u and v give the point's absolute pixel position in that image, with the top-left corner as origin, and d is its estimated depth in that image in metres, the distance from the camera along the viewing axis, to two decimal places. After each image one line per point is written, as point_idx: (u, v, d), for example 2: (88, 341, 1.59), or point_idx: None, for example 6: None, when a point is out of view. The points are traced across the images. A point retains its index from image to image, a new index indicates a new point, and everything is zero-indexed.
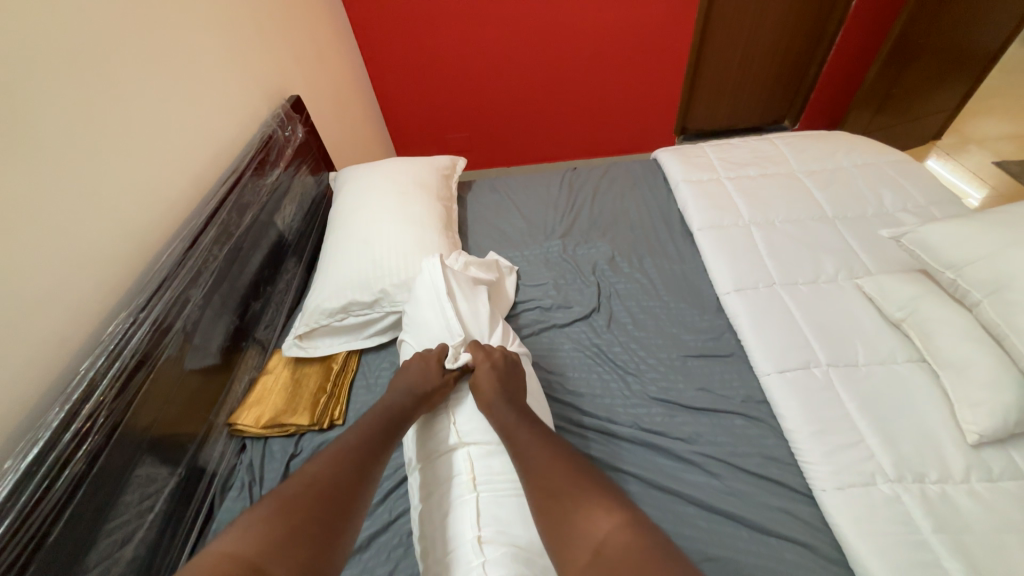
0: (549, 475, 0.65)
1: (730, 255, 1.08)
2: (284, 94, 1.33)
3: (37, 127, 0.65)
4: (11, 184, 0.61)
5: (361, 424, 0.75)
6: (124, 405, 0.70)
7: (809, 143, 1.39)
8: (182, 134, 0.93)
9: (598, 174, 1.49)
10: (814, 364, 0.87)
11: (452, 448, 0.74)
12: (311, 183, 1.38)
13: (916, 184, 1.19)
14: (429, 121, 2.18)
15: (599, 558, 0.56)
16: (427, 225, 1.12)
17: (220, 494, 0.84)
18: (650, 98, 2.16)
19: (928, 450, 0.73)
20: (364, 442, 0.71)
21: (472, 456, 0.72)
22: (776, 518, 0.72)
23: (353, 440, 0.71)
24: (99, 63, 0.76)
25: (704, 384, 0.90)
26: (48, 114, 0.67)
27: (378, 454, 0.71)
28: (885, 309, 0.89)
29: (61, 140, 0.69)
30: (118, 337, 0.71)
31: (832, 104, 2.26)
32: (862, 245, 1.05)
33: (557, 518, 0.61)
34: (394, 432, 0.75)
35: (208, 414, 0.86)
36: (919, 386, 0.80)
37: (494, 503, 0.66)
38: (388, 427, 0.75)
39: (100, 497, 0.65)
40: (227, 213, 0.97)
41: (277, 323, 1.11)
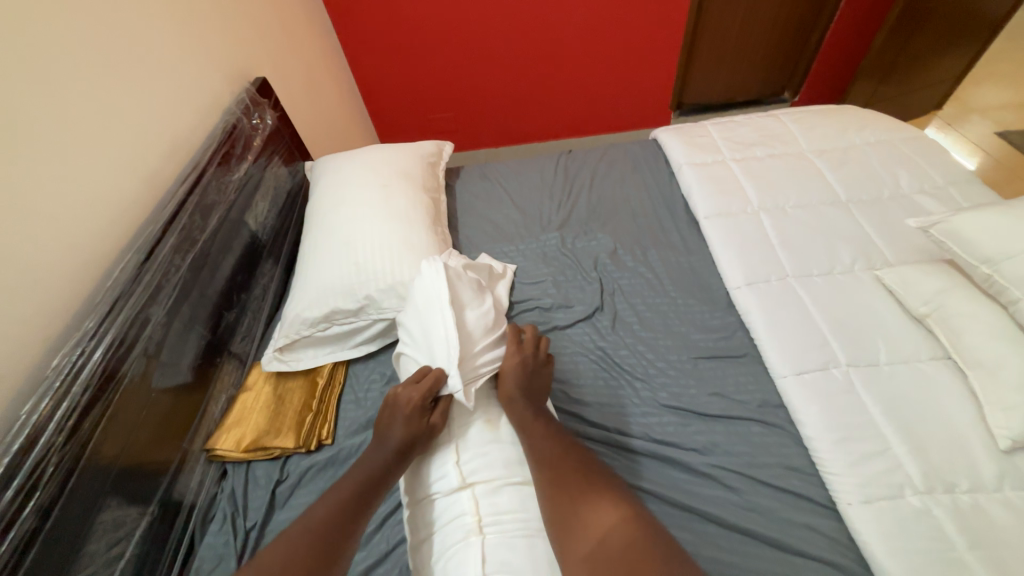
0: (575, 493, 0.62)
1: (740, 245, 1.01)
2: (249, 76, 1.20)
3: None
4: None
5: (342, 485, 0.66)
6: (79, 446, 0.62)
7: (819, 120, 1.31)
8: (130, 129, 0.82)
9: (595, 157, 1.39)
10: (834, 364, 0.82)
11: (452, 491, 0.66)
12: (286, 175, 1.27)
13: (932, 163, 1.13)
14: (411, 101, 2.04)
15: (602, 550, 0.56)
16: (415, 221, 1.03)
17: (201, 527, 0.77)
18: (645, 71, 2.04)
19: (957, 458, 0.69)
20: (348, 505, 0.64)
21: (477, 496, 0.65)
22: (799, 535, 0.68)
23: (327, 507, 0.63)
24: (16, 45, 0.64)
25: (717, 388, 0.85)
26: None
27: (356, 520, 0.63)
28: (908, 304, 0.84)
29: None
30: (65, 371, 0.63)
31: (834, 73, 2.16)
32: (878, 232, 0.99)
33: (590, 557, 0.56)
34: (376, 490, 0.67)
35: (182, 441, 0.79)
36: (945, 387, 0.76)
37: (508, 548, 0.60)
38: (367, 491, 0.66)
39: (57, 554, 0.58)
40: (189, 217, 0.87)
41: (256, 333, 1.02)
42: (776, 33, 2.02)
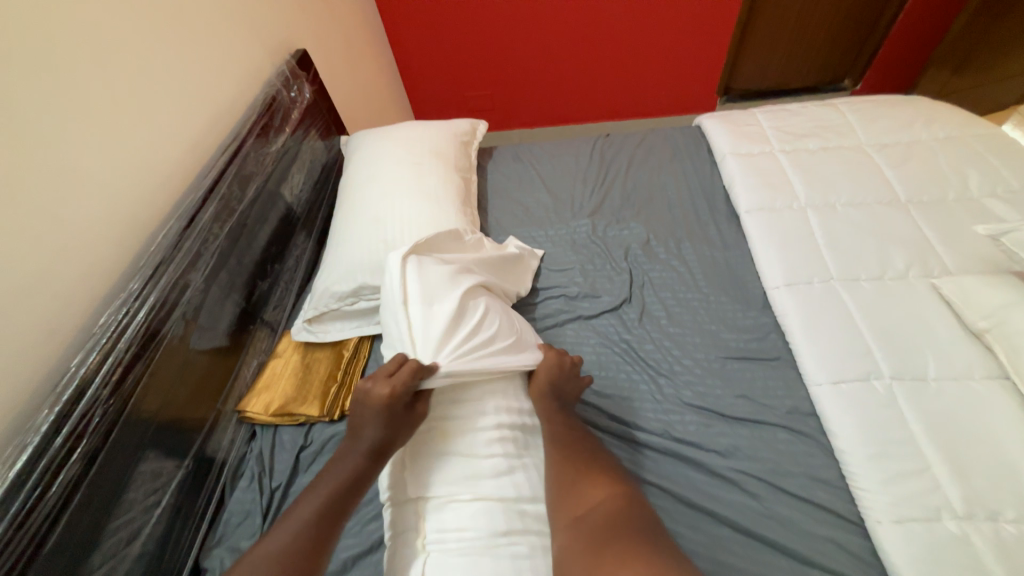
0: (581, 468, 0.66)
1: (782, 243, 0.96)
2: (290, 48, 1.21)
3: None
4: None
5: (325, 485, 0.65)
6: (121, 400, 0.66)
7: (882, 111, 1.21)
8: (175, 97, 0.84)
9: (634, 143, 1.34)
10: (875, 376, 0.77)
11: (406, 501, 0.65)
12: (321, 149, 1.28)
13: (1008, 164, 1.03)
14: (448, 77, 2.02)
15: (596, 519, 0.59)
16: (444, 201, 1.02)
17: (231, 483, 0.81)
18: (693, 53, 1.94)
19: (1006, 486, 0.64)
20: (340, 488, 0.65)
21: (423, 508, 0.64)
22: (821, 548, 0.66)
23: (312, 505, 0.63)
24: (69, 12, 0.66)
25: (745, 391, 0.82)
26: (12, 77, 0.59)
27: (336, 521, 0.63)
28: (966, 317, 0.78)
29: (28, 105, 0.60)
30: (111, 328, 0.66)
31: (902, 61, 1.99)
32: (939, 237, 0.92)
33: (565, 484, 0.64)
34: (355, 493, 0.65)
35: (216, 402, 0.83)
36: (1000, 410, 0.70)
37: (460, 563, 0.58)
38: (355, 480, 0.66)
39: (100, 498, 0.62)
40: (228, 187, 0.89)
41: (288, 303, 1.05)
42: (841, 14, 1.87)
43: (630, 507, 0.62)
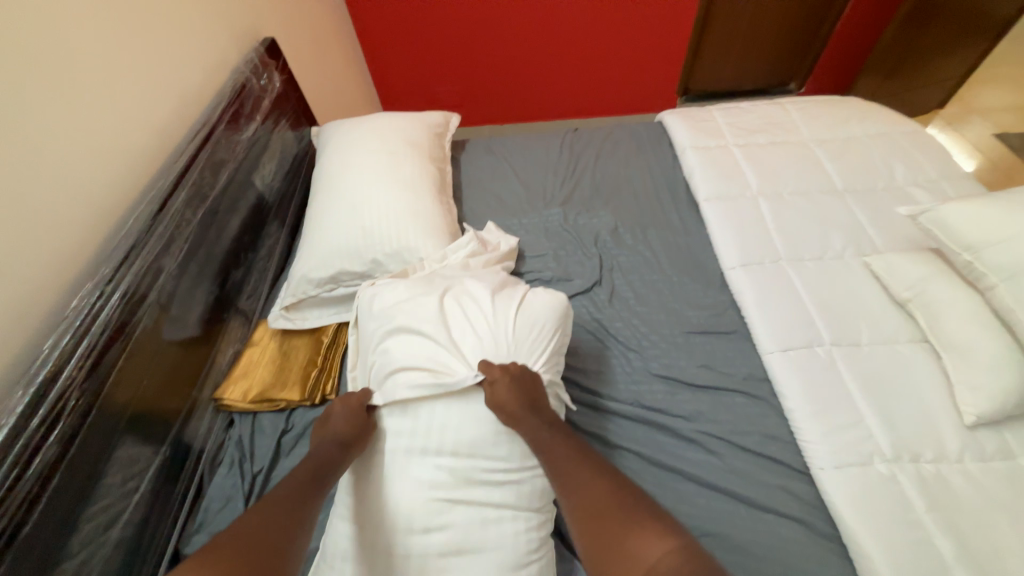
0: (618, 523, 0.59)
1: (737, 227, 1.05)
2: (258, 36, 1.19)
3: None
4: None
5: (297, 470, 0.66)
6: (97, 385, 0.64)
7: (822, 110, 1.33)
8: (142, 80, 0.82)
9: (601, 137, 1.41)
10: (818, 343, 0.86)
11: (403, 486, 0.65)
12: (292, 139, 1.27)
13: (927, 158, 1.16)
14: (418, 72, 2.03)
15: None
16: (420, 189, 1.04)
17: (210, 471, 0.81)
18: (654, 54, 2.03)
19: (925, 431, 0.74)
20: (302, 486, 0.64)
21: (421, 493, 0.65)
22: (774, 496, 0.73)
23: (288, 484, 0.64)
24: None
25: (706, 361, 0.89)
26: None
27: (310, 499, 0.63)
28: (892, 289, 0.88)
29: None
30: (84, 311, 0.65)
31: (841, 67, 2.17)
32: (871, 221, 1.02)
33: (604, 544, 0.57)
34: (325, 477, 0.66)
35: (191, 390, 0.82)
36: (920, 368, 0.80)
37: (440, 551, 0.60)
38: (314, 476, 0.65)
39: (77, 483, 0.61)
40: (200, 172, 0.88)
41: (261, 292, 1.04)
42: (787, 21, 2.02)
43: (685, 557, 0.54)
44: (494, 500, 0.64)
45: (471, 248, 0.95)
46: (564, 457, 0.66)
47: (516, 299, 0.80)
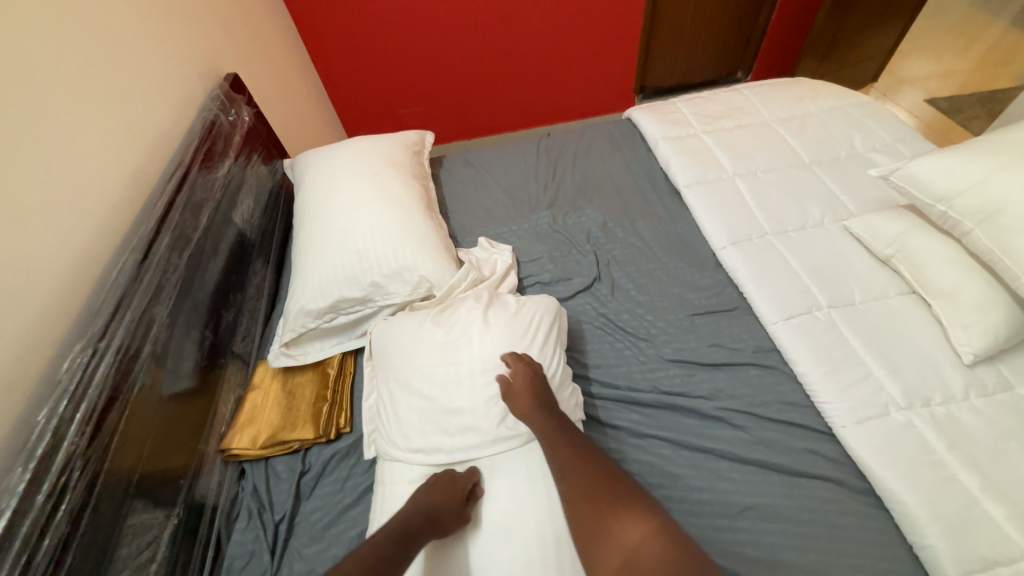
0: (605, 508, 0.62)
1: (721, 209, 1.08)
2: (219, 72, 1.17)
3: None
4: None
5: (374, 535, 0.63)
6: (103, 449, 0.60)
7: (777, 92, 1.40)
8: (110, 125, 0.79)
9: (574, 138, 1.44)
10: (816, 308, 0.89)
11: None
12: (266, 174, 1.23)
13: (881, 124, 1.24)
14: (381, 96, 2.03)
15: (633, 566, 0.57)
16: (410, 208, 1.03)
17: (227, 527, 0.76)
18: (609, 57, 2.11)
19: (930, 375, 0.77)
20: (383, 551, 0.61)
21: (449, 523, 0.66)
22: (803, 459, 0.75)
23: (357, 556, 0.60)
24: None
25: (715, 340, 0.91)
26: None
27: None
28: (875, 247, 0.93)
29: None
30: (78, 373, 0.61)
31: (780, 53, 2.31)
32: (842, 188, 1.09)
33: (592, 522, 0.61)
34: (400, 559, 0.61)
35: (197, 443, 0.77)
36: (912, 316, 0.85)
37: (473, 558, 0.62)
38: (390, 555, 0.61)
39: (90, 559, 0.56)
40: (181, 215, 0.84)
41: (255, 332, 1.00)
42: (727, 15, 2.13)
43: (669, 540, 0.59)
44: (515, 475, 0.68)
45: (473, 277, 0.95)
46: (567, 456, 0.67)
47: (506, 309, 0.82)
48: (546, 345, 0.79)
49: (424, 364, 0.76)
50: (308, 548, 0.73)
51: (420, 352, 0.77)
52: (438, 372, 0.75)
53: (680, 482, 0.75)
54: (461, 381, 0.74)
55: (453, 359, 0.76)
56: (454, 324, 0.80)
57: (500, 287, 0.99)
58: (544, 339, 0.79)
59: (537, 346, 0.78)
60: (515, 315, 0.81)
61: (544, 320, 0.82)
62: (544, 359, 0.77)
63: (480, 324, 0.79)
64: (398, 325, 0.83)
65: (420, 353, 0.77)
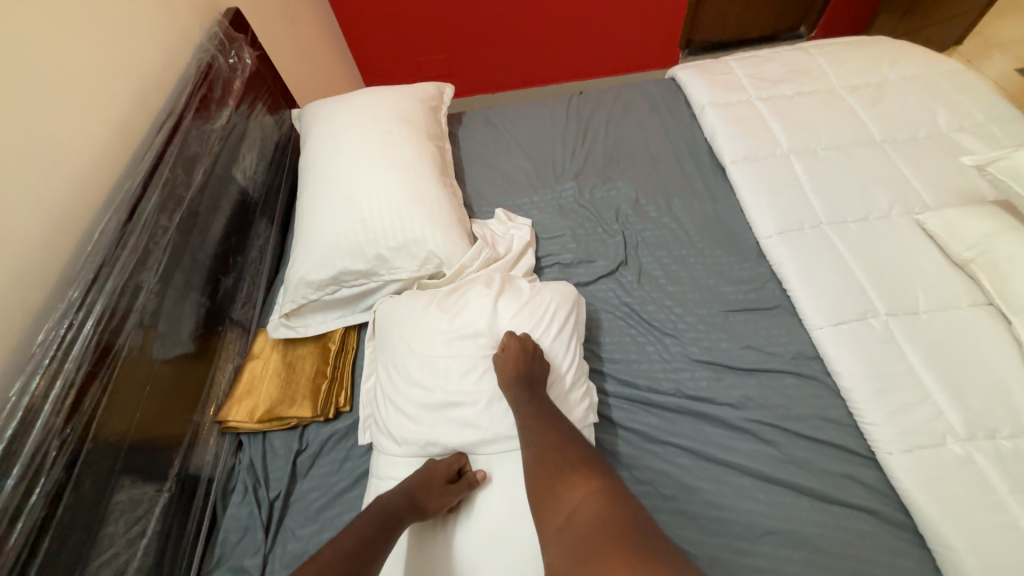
0: (555, 469, 0.58)
1: (771, 191, 0.96)
2: (220, 6, 1.05)
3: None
4: None
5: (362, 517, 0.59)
6: (82, 427, 0.57)
7: (850, 53, 1.21)
8: (90, 64, 0.70)
9: (609, 99, 1.28)
10: (872, 314, 0.79)
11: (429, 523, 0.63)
12: (272, 124, 1.14)
13: (973, 98, 1.05)
14: (400, 40, 1.86)
15: (573, 528, 0.53)
16: (423, 173, 0.93)
17: (222, 499, 0.74)
18: (655, 4, 1.87)
19: (999, 404, 0.68)
20: (367, 530, 0.58)
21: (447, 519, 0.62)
22: (837, 484, 0.67)
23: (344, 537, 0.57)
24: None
25: (750, 341, 0.82)
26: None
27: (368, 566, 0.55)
28: (950, 249, 0.80)
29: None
30: (54, 345, 0.57)
31: (852, 6, 2.02)
32: (917, 173, 0.94)
33: (543, 487, 0.57)
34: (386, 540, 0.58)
35: (192, 415, 0.74)
36: (986, 333, 0.74)
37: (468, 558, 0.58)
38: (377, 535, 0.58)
39: (72, 538, 0.54)
40: (171, 170, 0.77)
41: (257, 297, 0.95)
42: None
43: (614, 503, 0.54)
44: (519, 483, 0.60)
45: (487, 255, 0.86)
46: (535, 436, 0.61)
47: (518, 297, 0.75)
48: (557, 340, 0.71)
49: (429, 352, 0.70)
50: (302, 529, 0.71)
51: (425, 339, 0.71)
52: (437, 365, 0.69)
53: (697, 496, 0.69)
54: (465, 374, 0.68)
55: (458, 349, 0.70)
56: (462, 309, 0.73)
57: (516, 267, 0.91)
58: (556, 333, 0.72)
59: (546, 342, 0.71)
60: (528, 305, 0.73)
61: (560, 312, 0.74)
62: (552, 356, 0.70)
63: (488, 312, 0.72)
64: (405, 305, 0.76)
65: (424, 340, 0.71)
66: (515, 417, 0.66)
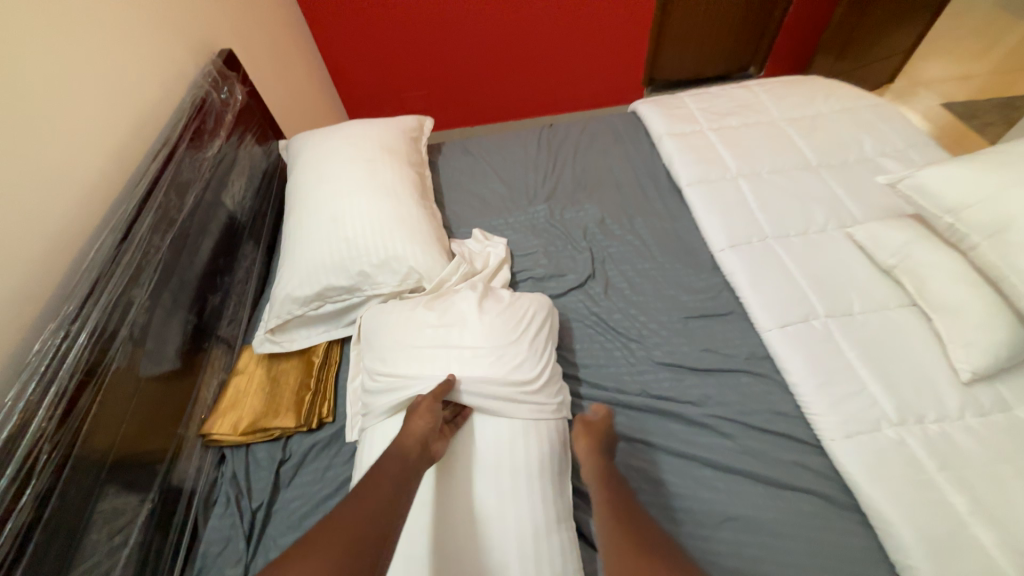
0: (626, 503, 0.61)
1: (722, 210, 1.05)
2: (213, 48, 1.13)
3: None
4: None
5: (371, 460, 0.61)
6: (73, 433, 0.59)
7: (788, 90, 1.36)
8: (93, 99, 0.76)
9: (577, 130, 1.40)
10: (813, 316, 0.87)
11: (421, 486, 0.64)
12: (260, 154, 1.21)
13: (893, 128, 1.20)
14: (384, 78, 1.98)
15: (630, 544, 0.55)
16: (404, 196, 1.01)
17: (204, 512, 0.75)
18: (618, 47, 2.05)
19: (925, 391, 0.75)
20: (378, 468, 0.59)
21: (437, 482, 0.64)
22: (789, 471, 0.73)
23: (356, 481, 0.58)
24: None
25: (707, 345, 0.89)
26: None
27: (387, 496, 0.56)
28: (877, 257, 0.90)
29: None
30: (48, 355, 0.60)
31: (794, 50, 2.25)
32: (847, 193, 1.05)
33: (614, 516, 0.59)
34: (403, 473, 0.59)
35: (177, 427, 0.76)
36: (911, 330, 0.82)
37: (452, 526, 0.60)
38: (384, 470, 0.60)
39: (57, 543, 0.55)
40: (165, 194, 0.82)
41: (242, 316, 0.99)
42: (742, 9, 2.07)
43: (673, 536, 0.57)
44: (498, 460, 0.64)
45: (464, 270, 0.92)
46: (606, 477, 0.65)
47: (499, 301, 0.81)
48: (536, 339, 0.77)
49: (417, 345, 0.75)
50: (284, 538, 0.72)
51: (414, 333, 0.76)
52: (424, 357, 0.73)
53: (663, 488, 0.73)
54: (450, 364, 0.72)
55: (444, 339, 0.74)
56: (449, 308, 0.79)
57: (492, 281, 0.97)
58: (534, 333, 0.77)
59: (528, 338, 0.76)
60: (508, 306, 0.80)
61: (538, 315, 0.80)
62: (533, 350, 0.75)
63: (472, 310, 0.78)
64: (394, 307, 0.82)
65: (414, 333, 0.76)
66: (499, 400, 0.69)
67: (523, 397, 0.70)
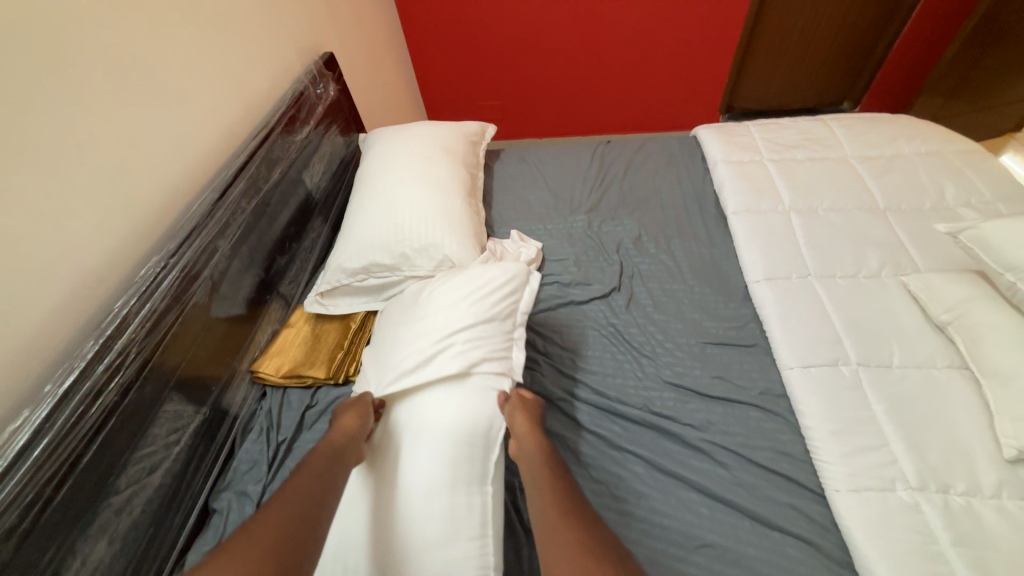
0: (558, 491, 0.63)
1: (765, 242, 1.02)
2: (318, 50, 1.32)
3: (60, 56, 0.65)
4: (63, 127, 0.65)
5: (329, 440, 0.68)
6: (154, 344, 0.74)
7: (867, 127, 1.28)
8: (216, 84, 0.94)
9: (632, 149, 1.42)
10: (843, 362, 0.82)
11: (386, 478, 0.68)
12: (341, 143, 1.38)
13: (986, 178, 1.08)
14: (463, 86, 2.13)
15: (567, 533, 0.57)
16: (452, 192, 1.10)
17: (240, 436, 0.88)
18: (697, 72, 2.03)
19: (957, 461, 0.69)
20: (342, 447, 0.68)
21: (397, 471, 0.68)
22: (782, 514, 0.70)
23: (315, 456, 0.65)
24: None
25: (721, 373, 0.87)
26: (74, 49, 0.67)
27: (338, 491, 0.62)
28: (930, 311, 0.83)
29: (87, 73, 0.69)
30: (150, 279, 0.75)
31: (898, 86, 2.08)
32: (913, 240, 0.98)
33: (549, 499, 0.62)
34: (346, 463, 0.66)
35: (232, 361, 0.90)
36: (956, 394, 0.75)
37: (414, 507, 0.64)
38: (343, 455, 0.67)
39: (130, 427, 0.69)
40: (257, 167, 0.99)
41: (302, 279, 1.14)
42: (840, 41, 1.96)
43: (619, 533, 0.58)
44: (460, 429, 0.70)
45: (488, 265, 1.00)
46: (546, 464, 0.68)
47: (456, 274, 0.89)
48: (486, 302, 0.83)
49: (390, 327, 0.86)
50: None
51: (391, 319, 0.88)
52: (392, 331, 0.85)
53: (644, 502, 0.74)
54: (405, 338, 0.81)
55: (404, 319, 0.85)
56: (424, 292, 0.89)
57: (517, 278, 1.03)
58: (481, 298, 0.83)
59: (470, 303, 0.82)
60: (463, 276, 0.87)
61: (489, 281, 0.86)
62: (476, 314, 0.81)
63: (430, 289, 0.88)
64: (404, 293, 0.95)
65: (390, 318, 0.88)
66: (438, 360, 0.75)
67: (460, 356, 0.76)
